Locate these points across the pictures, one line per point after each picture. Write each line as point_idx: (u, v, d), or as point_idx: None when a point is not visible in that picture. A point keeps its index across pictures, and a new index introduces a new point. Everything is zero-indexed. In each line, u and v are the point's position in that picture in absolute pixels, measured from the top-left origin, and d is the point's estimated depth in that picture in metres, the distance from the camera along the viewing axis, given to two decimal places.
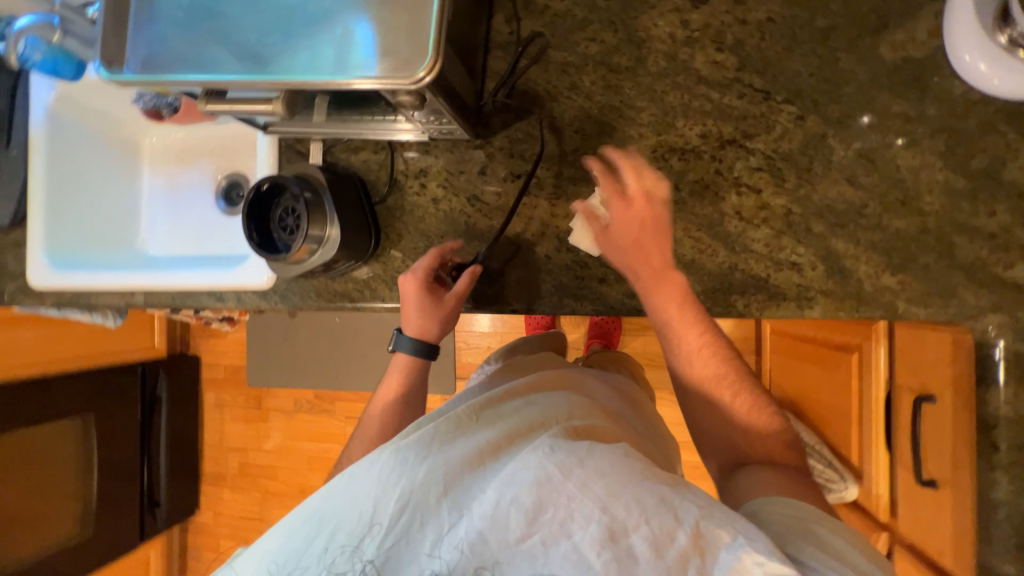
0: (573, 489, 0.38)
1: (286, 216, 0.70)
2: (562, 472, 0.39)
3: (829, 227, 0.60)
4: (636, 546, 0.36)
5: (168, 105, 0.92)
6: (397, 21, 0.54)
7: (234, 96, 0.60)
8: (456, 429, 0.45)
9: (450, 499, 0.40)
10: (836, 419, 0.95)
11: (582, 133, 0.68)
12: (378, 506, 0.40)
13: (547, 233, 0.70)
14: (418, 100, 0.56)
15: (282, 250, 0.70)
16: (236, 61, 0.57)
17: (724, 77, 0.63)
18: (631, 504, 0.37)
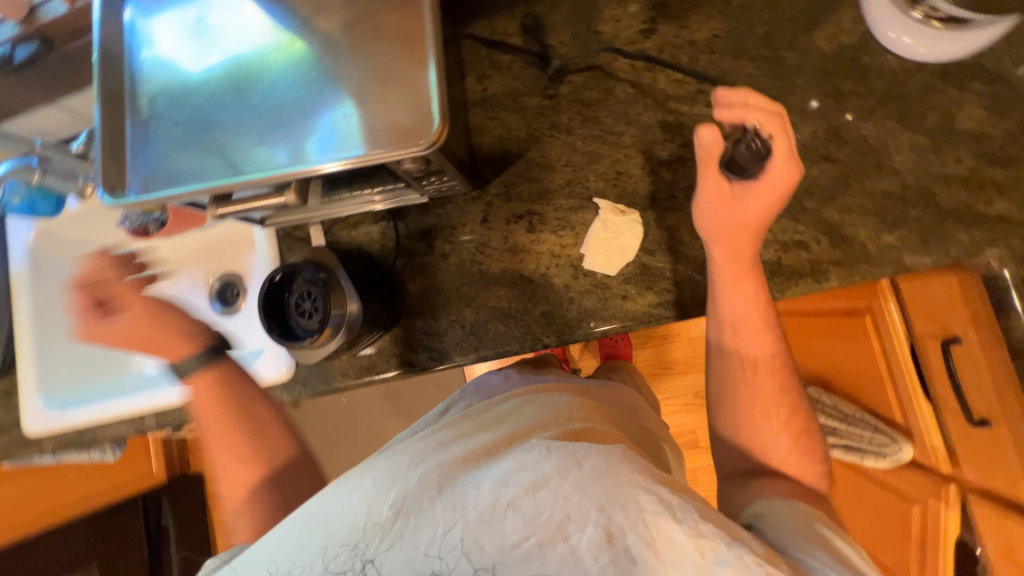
0: (567, 490, 0.40)
1: (302, 302, 0.70)
2: (558, 477, 0.40)
3: (821, 202, 0.64)
4: (625, 545, 0.38)
5: (156, 220, 0.92)
6: (394, 97, 0.57)
7: (239, 196, 0.61)
8: (457, 436, 0.49)
9: (444, 501, 0.42)
10: (868, 383, 0.97)
11: (572, 165, 0.72)
12: (379, 508, 0.42)
13: (561, 263, 0.71)
14: (422, 164, 0.59)
15: (303, 337, 0.69)
16: (236, 164, 0.59)
17: (689, 91, 0.69)
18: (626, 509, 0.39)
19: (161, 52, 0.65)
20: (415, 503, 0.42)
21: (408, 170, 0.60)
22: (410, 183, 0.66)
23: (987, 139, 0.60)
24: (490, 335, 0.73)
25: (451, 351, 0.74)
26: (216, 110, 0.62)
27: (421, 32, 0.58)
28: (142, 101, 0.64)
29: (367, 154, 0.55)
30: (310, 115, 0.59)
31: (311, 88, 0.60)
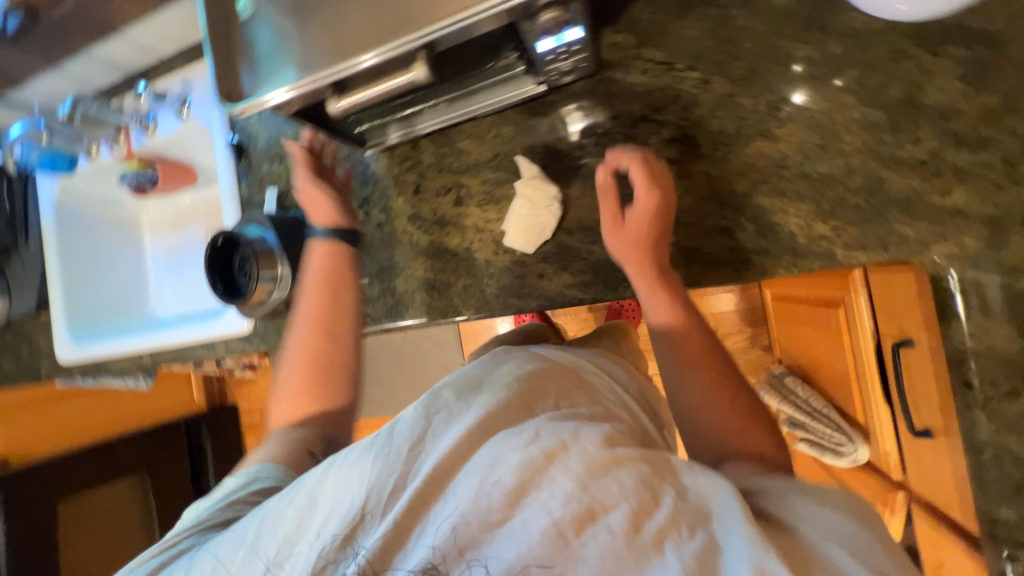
0: (450, 494, 0.40)
1: (245, 262, 0.74)
2: (453, 501, 0.39)
3: (752, 185, 0.58)
4: (533, 501, 0.38)
5: (149, 179, 1.00)
6: None
7: (360, 78, 0.50)
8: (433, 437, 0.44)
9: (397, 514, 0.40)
10: (837, 379, 0.91)
11: (501, 137, 0.70)
12: (359, 491, 0.41)
13: (484, 238, 0.71)
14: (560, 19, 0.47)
15: (245, 292, 0.74)
16: (347, 34, 0.49)
17: (627, 56, 0.63)
18: (491, 420, 0.44)
19: None
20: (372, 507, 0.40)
21: (543, 27, 0.48)
22: (540, 65, 0.58)
23: (958, 116, 0.52)
24: (418, 304, 0.75)
25: (383, 317, 0.78)
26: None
27: None
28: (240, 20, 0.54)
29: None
30: None
31: None
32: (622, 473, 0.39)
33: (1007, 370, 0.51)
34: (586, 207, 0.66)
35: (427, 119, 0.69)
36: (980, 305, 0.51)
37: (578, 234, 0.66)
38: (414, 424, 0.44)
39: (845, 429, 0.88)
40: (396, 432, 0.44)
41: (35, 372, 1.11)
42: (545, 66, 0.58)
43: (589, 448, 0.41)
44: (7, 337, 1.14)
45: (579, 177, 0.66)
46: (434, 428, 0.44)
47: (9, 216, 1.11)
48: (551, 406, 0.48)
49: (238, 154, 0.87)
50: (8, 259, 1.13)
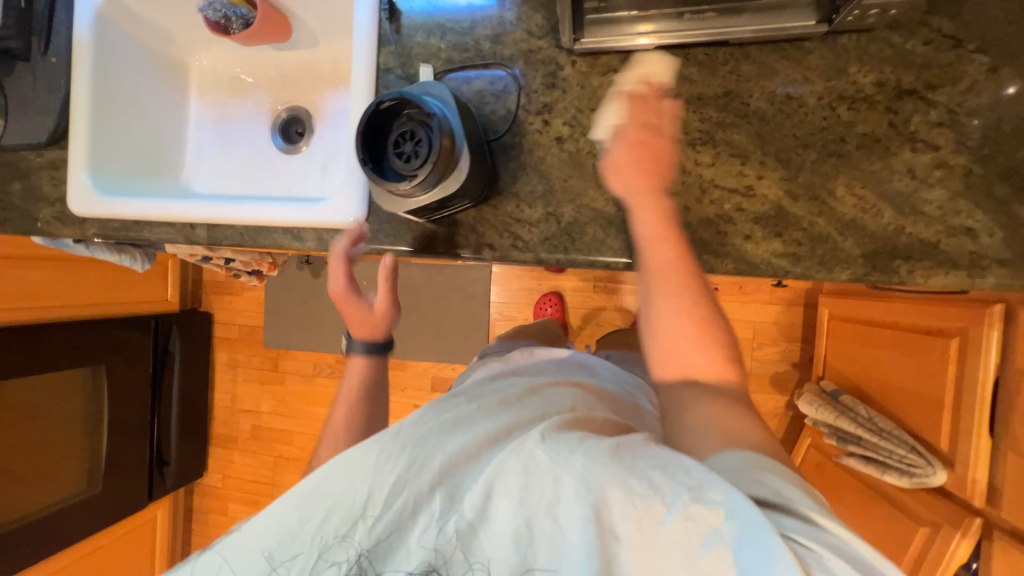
0: (440, 492, 0.49)
1: (402, 140, 0.61)
2: (444, 496, 0.48)
3: (1014, 191, 0.56)
4: (500, 500, 0.47)
5: (241, 20, 0.84)
6: None
7: None
8: (463, 452, 0.51)
9: (428, 509, 0.48)
10: (918, 405, 0.94)
11: (737, 74, 0.62)
12: (378, 486, 0.49)
13: (688, 183, 0.64)
14: None
15: (393, 179, 0.62)
16: None
17: (912, 19, 0.57)
18: (486, 419, 0.55)
19: None
20: (395, 500, 0.48)
21: None
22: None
23: None
24: (586, 239, 0.67)
25: (540, 244, 0.68)
26: None
27: None
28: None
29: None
30: None
31: None
32: (574, 461, 0.47)
33: None
34: (819, 174, 0.60)
35: (666, 25, 0.60)
36: None
37: (801, 202, 0.61)
38: (445, 407, 0.59)
39: (922, 451, 0.91)
40: (404, 434, 0.53)
41: (28, 219, 0.89)
42: (860, 2, 0.52)
43: (551, 446, 0.48)
44: None
45: (819, 139, 0.60)
46: (442, 429, 0.54)
47: (26, 12, 0.86)
48: (538, 416, 0.56)
49: (390, 14, 0.72)
50: (12, 69, 0.88)
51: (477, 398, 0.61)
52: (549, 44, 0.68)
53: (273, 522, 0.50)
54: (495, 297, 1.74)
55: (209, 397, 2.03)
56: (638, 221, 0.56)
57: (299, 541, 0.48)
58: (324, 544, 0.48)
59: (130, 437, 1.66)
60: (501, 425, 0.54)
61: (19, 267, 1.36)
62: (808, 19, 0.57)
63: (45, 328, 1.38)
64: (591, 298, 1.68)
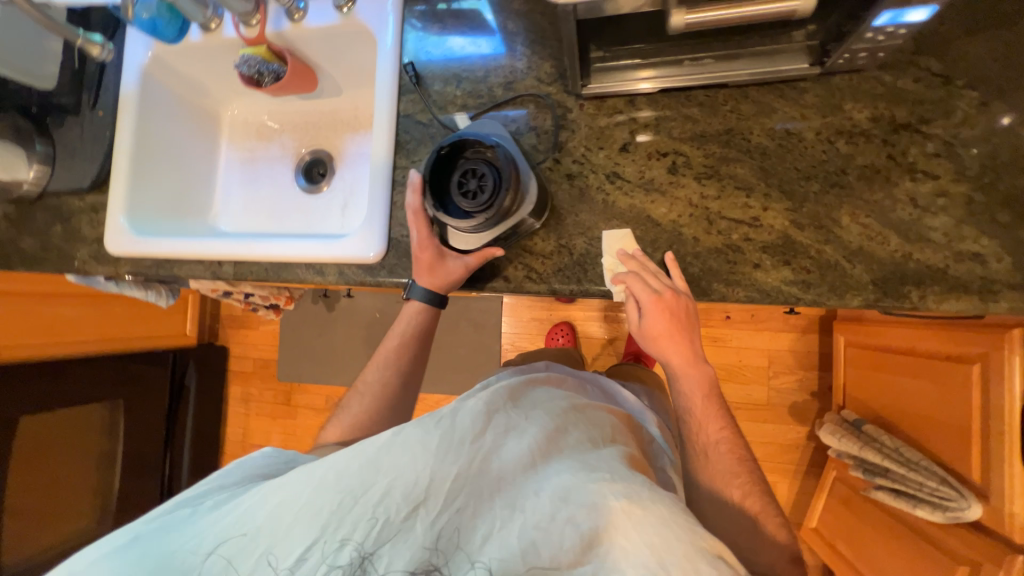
0: (499, 501, 0.49)
1: (467, 177, 0.64)
2: (503, 505, 0.49)
3: (1017, 217, 0.57)
4: (564, 526, 0.47)
5: (273, 73, 0.88)
6: None
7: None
8: (527, 466, 0.51)
9: (484, 521, 0.49)
10: (945, 434, 0.92)
11: (737, 112, 0.66)
12: (442, 476, 0.49)
13: (696, 214, 0.66)
14: None
15: (457, 214, 0.65)
16: None
17: (900, 60, 0.61)
18: (539, 433, 0.54)
19: None
20: (456, 497, 0.49)
21: None
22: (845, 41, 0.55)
23: None
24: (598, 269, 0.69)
25: (553, 275, 0.70)
26: None
27: None
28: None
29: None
30: None
31: None
32: (648, 517, 0.46)
33: None
34: (822, 204, 0.62)
35: (665, 71, 0.64)
36: None
37: (808, 231, 0.63)
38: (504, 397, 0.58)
39: (954, 483, 0.87)
40: (467, 430, 0.51)
41: (66, 259, 0.94)
42: (849, 46, 0.56)
43: (622, 490, 0.47)
44: (36, 211, 0.96)
45: (820, 171, 0.63)
46: (494, 431, 0.53)
47: (79, 72, 0.95)
48: (590, 440, 0.55)
49: (416, 79, 0.79)
50: (62, 122, 0.96)
51: (538, 401, 0.60)
52: (557, 90, 0.73)
53: (311, 493, 0.49)
54: (504, 327, 1.76)
55: (220, 431, 2.03)
56: (648, 318, 0.64)
57: (354, 507, 0.49)
58: (378, 517, 0.48)
59: (143, 472, 1.66)
60: (559, 440, 0.54)
61: (50, 304, 1.41)
62: (801, 62, 0.61)
63: (69, 364, 1.42)
64: (601, 327, 1.69)
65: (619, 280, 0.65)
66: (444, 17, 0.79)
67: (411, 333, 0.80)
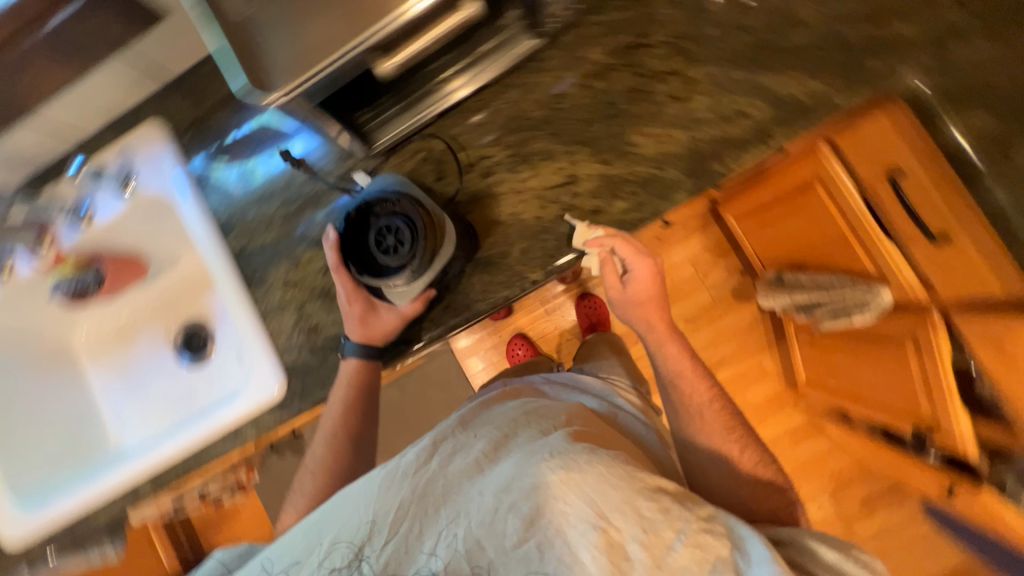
0: (447, 511, 0.53)
1: (382, 235, 0.64)
2: (449, 515, 0.52)
3: (749, 70, 0.67)
4: (509, 518, 0.50)
5: (92, 281, 0.86)
6: None
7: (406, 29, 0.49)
8: (475, 470, 0.54)
9: (438, 538, 0.52)
10: (833, 248, 1.03)
11: (510, 101, 0.72)
12: (383, 513, 0.53)
13: (526, 197, 0.71)
14: None
15: (386, 273, 0.64)
16: None
17: (601, 1, 0.70)
18: (486, 443, 0.57)
19: None
20: (401, 525, 0.53)
21: None
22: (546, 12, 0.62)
23: None
24: (478, 287, 0.72)
25: (445, 314, 0.73)
26: None
27: None
28: (224, 20, 0.49)
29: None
30: None
31: None
32: (585, 480, 0.49)
33: None
34: (614, 135, 0.69)
35: (475, 76, 0.68)
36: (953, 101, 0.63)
37: (616, 162, 0.69)
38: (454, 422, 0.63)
39: (862, 282, 0.98)
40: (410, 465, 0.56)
41: None
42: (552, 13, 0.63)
43: (559, 464, 0.50)
44: None
45: (597, 112, 0.70)
46: (441, 455, 0.57)
47: None
48: (536, 428, 0.57)
49: (297, 162, 0.72)
50: None
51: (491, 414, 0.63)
52: (358, 159, 0.76)
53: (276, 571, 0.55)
54: (468, 373, 1.74)
55: None
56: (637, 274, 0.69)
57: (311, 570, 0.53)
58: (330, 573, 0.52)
59: None
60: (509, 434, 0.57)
61: None
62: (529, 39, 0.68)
63: None
64: (549, 321, 1.72)
65: (600, 243, 0.65)
66: (229, 147, 0.79)
67: (353, 398, 0.73)
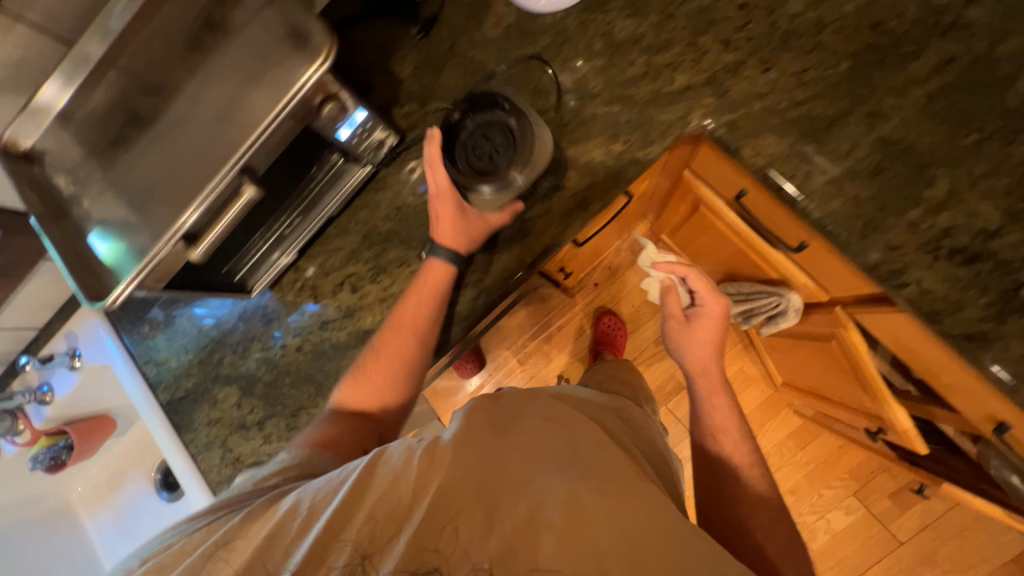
0: (475, 509, 0.46)
1: (483, 142, 0.67)
2: (475, 513, 0.46)
3: (555, 146, 0.72)
4: (535, 529, 0.45)
5: (64, 447, 0.96)
6: (262, 58, 0.58)
7: (203, 223, 0.58)
8: (518, 467, 0.49)
9: (451, 541, 0.46)
10: (740, 259, 1.03)
11: (361, 221, 0.80)
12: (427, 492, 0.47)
13: (389, 303, 0.77)
14: (339, 107, 0.61)
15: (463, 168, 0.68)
16: (179, 200, 0.57)
17: (418, 118, 0.78)
18: (507, 439, 0.51)
19: (87, 208, 0.62)
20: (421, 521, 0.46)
21: (326, 120, 0.60)
22: (352, 152, 0.70)
23: (643, 37, 0.70)
24: None
25: None
26: (135, 190, 0.60)
27: (239, 77, 0.59)
28: (68, 248, 0.60)
29: (273, 108, 0.55)
30: (227, 130, 0.58)
31: (207, 113, 0.59)
32: (611, 507, 0.46)
33: (791, 163, 0.63)
34: None
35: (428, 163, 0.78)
36: (743, 132, 0.65)
37: None
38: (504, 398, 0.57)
39: (771, 289, 0.97)
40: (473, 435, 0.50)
41: None
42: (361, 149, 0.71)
43: (592, 487, 0.47)
44: None
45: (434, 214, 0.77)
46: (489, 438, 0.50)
47: None
48: (560, 429, 0.52)
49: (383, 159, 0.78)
50: None
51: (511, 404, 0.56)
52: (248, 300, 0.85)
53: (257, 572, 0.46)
54: None
55: None
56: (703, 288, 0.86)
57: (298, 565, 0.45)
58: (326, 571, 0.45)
59: None
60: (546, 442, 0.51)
61: None
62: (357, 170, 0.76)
63: None
64: (524, 370, 1.74)
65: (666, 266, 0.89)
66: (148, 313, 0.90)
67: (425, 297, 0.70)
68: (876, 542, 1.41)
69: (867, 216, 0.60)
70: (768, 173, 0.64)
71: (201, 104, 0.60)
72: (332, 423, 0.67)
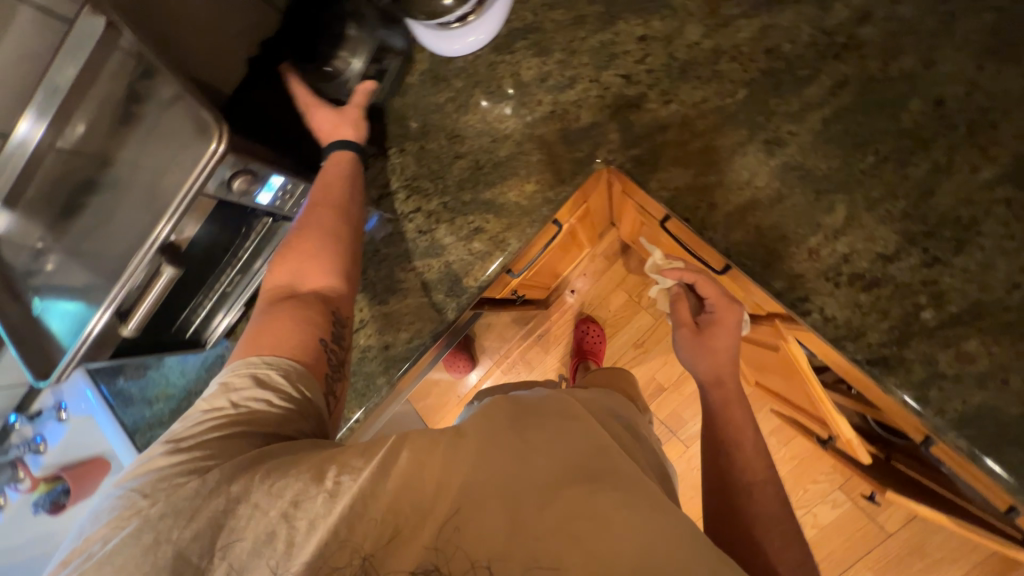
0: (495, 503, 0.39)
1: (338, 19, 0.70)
2: (490, 512, 0.39)
3: (473, 189, 0.74)
4: (557, 537, 0.38)
5: (61, 491, 1.04)
6: (174, 140, 0.61)
7: (132, 300, 0.63)
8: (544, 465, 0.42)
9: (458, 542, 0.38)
10: None
11: None
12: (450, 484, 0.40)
13: None
14: (252, 179, 0.64)
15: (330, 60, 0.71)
16: (108, 281, 0.62)
17: None
18: (533, 433, 0.45)
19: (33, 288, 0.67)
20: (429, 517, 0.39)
21: (239, 192, 0.63)
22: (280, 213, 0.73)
23: (550, 75, 0.71)
24: None
25: None
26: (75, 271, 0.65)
27: (157, 159, 0.62)
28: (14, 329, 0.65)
29: (180, 191, 0.58)
30: (147, 213, 0.61)
31: (130, 194, 0.63)
32: (645, 527, 0.38)
33: (695, 195, 0.64)
34: (384, 276, 0.78)
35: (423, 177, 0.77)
36: (648, 165, 0.66)
37: (391, 299, 0.78)
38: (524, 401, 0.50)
39: None
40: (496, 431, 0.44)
41: None
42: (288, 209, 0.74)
43: (622, 495, 0.40)
44: None
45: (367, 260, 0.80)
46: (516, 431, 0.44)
47: None
48: (590, 434, 0.46)
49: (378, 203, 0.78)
50: None
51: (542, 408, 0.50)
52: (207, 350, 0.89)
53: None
54: None
55: None
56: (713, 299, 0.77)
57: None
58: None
59: None
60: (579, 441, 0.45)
61: None
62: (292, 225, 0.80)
63: None
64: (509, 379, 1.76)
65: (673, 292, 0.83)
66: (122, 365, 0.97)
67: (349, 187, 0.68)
68: (862, 534, 1.40)
69: (771, 244, 0.61)
70: (672, 206, 0.65)
71: (124, 179, 0.63)
72: (270, 317, 0.57)
